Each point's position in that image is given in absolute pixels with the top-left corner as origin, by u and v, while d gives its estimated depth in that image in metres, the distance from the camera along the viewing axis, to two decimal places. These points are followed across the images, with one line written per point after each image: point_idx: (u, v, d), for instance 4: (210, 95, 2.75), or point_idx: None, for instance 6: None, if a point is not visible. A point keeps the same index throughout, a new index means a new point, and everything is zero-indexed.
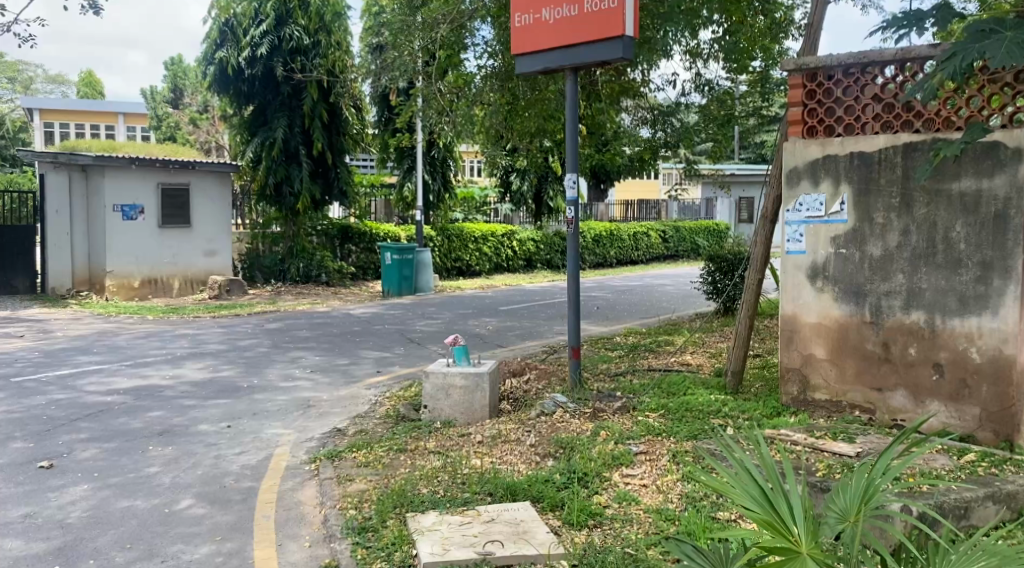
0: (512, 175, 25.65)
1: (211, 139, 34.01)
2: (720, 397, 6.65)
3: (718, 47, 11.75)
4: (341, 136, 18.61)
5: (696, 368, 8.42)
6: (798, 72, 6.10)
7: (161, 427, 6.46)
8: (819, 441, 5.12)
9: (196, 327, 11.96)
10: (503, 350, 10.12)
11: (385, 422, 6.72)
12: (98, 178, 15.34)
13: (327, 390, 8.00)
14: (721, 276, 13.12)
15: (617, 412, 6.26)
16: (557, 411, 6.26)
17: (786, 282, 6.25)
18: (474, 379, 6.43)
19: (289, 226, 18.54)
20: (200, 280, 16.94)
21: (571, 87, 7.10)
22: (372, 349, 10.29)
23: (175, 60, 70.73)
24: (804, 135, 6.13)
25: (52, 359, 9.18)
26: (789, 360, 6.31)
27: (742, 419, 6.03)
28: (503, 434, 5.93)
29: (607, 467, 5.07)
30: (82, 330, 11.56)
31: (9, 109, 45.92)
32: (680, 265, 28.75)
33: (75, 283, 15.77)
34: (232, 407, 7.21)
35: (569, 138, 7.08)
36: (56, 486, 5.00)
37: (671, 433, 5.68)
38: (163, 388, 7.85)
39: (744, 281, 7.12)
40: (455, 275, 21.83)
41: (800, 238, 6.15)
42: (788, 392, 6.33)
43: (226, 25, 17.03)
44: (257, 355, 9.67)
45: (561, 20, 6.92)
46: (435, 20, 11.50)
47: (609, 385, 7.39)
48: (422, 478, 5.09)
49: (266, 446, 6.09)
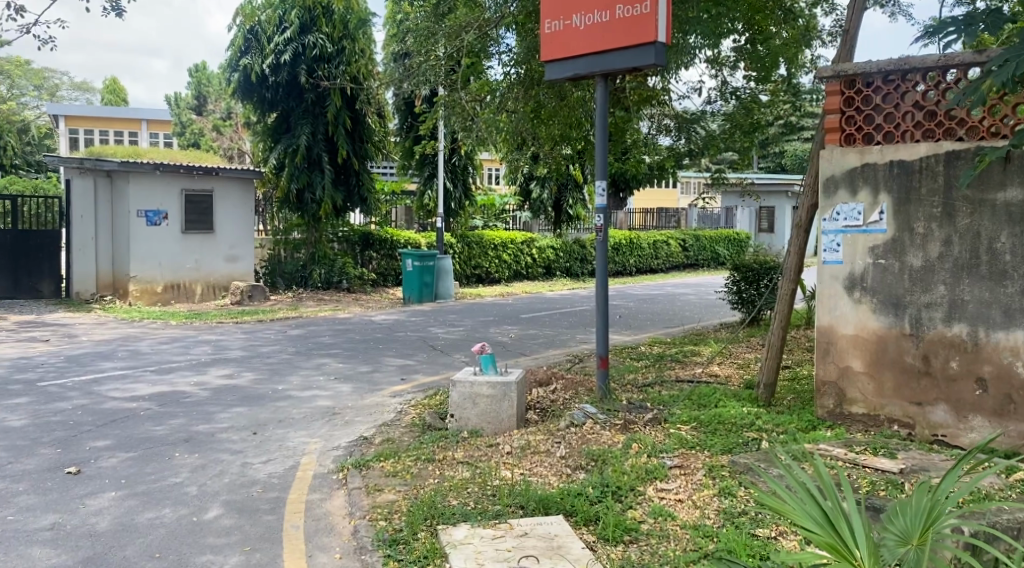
0: (533, 183, 25.53)
1: (234, 145, 34.24)
2: (752, 410, 6.51)
3: (743, 54, 11.65)
4: (364, 143, 18.67)
5: (725, 380, 8.27)
6: (836, 79, 5.96)
7: (185, 434, 6.43)
8: (860, 456, 4.97)
9: (218, 333, 11.95)
10: (526, 359, 10.03)
11: (410, 431, 6.64)
12: (123, 183, 15.44)
13: (352, 398, 7.93)
14: (746, 286, 12.94)
15: (649, 424, 6.14)
16: (587, 422, 6.13)
17: (822, 292, 6.08)
18: (502, 389, 6.34)
19: (311, 233, 18.61)
20: (223, 285, 17.01)
21: (603, 93, 7.01)
22: (395, 357, 10.23)
23: (197, 68, 71.37)
24: (841, 143, 5.98)
25: (76, 364, 9.20)
26: (824, 374, 6.13)
27: (776, 433, 5.89)
28: (532, 445, 5.83)
29: (641, 481, 4.96)
30: (106, 334, 11.61)
31: (35, 116, 46.61)
32: (700, 273, 28.55)
33: (99, 287, 15.87)
34: (256, 414, 7.17)
35: (600, 146, 6.97)
36: (83, 494, 4.97)
37: (705, 446, 5.56)
38: (186, 394, 7.83)
39: (777, 292, 6.98)
40: (475, 283, 21.80)
41: (836, 247, 5.99)
42: (823, 405, 6.16)
43: (251, 32, 17.10)
44: (280, 361, 9.64)
45: (592, 26, 6.85)
46: (460, 27, 11.50)
47: (637, 396, 7.27)
48: (451, 489, 5.01)
49: (292, 454, 6.04)
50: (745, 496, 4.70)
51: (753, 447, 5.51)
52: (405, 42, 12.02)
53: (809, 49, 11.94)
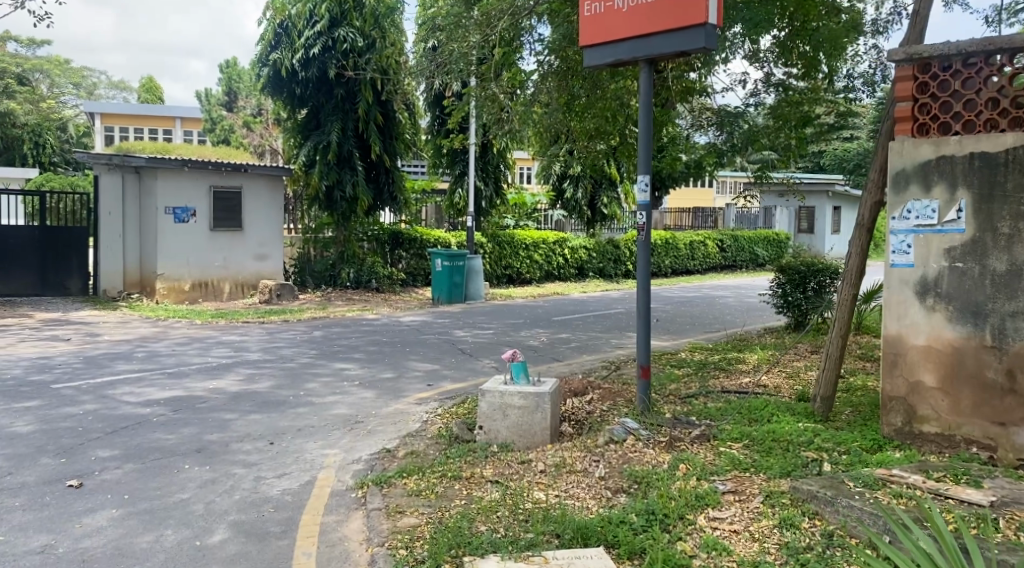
0: (566, 182, 25.05)
1: (265, 143, 34.17)
2: (810, 426, 5.96)
3: (780, 48, 11.15)
4: (394, 139, 18.33)
5: (774, 391, 7.71)
6: (908, 62, 5.34)
7: (197, 445, 6.13)
8: (941, 485, 4.37)
9: (240, 334, 11.65)
10: (559, 365, 9.54)
11: (436, 442, 6.20)
12: (151, 179, 15.25)
13: (374, 405, 7.51)
14: (792, 289, 12.31)
15: (696, 441, 5.63)
16: (628, 438, 5.59)
17: (890, 299, 5.48)
18: (535, 400, 5.88)
19: (340, 231, 18.28)
20: (251, 283, 16.78)
21: (647, 80, 6.49)
22: (422, 361, 9.83)
23: (229, 64, 71.72)
24: (913, 134, 5.37)
25: (91, 365, 8.95)
26: (892, 388, 5.53)
27: (838, 453, 5.34)
28: (567, 462, 5.35)
29: (691, 509, 4.46)
30: (126, 334, 11.38)
31: (72, 113, 47.28)
32: (738, 275, 27.75)
33: (126, 285, 15.73)
34: (274, 422, 6.82)
35: (643, 137, 6.45)
36: (81, 515, 4.68)
37: (760, 468, 5.05)
38: (201, 399, 7.53)
39: (837, 297, 6.39)
40: (506, 283, 21.37)
41: (907, 248, 5.38)
42: (890, 423, 5.55)
43: (281, 27, 16.96)
44: (301, 365, 9.30)
45: (635, 7, 6.35)
46: (491, 16, 11.16)
47: (681, 408, 6.76)
48: (480, 513, 4.55)
49: (309, 468, 5.66)
50: (810, 529, 4.17)
51: (815, 470, 4.99)
52: (434, 33, 11.72)
53: (857, 41, 11.20)
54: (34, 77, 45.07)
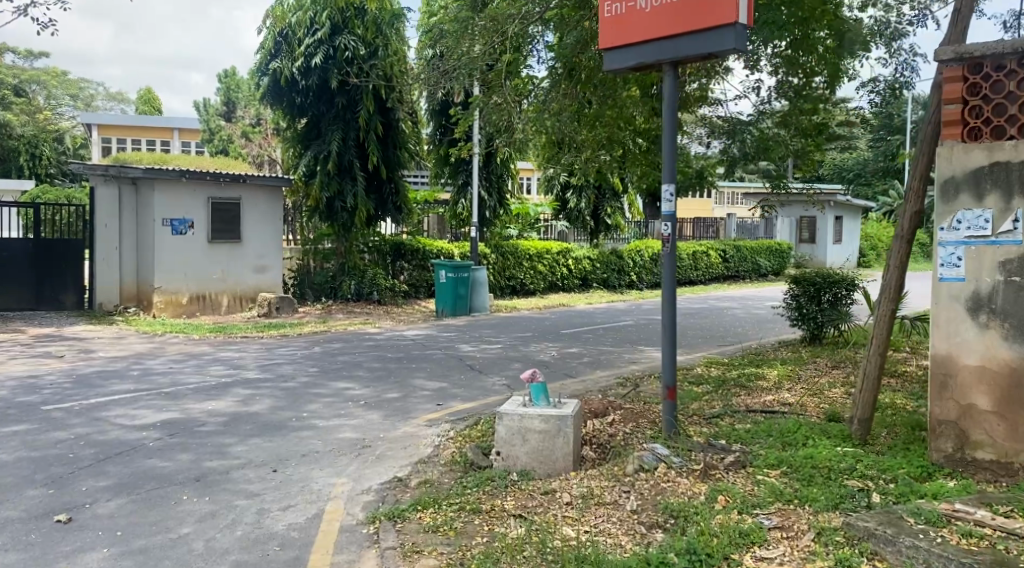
0: (569, 193, 25.03)
1: (263, 153, 33.84)
2: (850, 451, 5.59)
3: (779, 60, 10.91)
4: (397, 149, 18.04)
5: (802, 411, 7.32)
6: (958, 62, 4.99)
7: (195, 474, 5.76)
8: (1014, 523, 3.99)
9: (237, 350, 11.28)
10: (572, 382, 9.15)
11: (451, 470, 5.82)
12: (147, 191, 14.88)
13: (382, 428, 7.12)
14: (806, 301, 11.93)
15: (731, 468, 5.25)
16: (659, 466, 5.19)
17: (938, 314, 5.11)
18: (556, 424, 5.52)
19: (341, 243, 17.94)
20: (250, 296, 16.40)
21: (672, 84, 6.12)
22: (428, 378, 9.43)
23: (227, 73, 71.66)
24: (963, 139, 5.01)
25: (83, 385, 8.58)
26: (941, 412, 5.13)
27: (885, 482, 4.95)
28: (594, 494, 4.96)
29: (736, 548, 4.07)
30: (120, 350, 11.01)
31: (69, 125, 47.08)
32: (744, 286, 27.38)
33: (122, 298, 15.35)
34: (277, 447, 6.45)
35: (668, 144, 6.04)
36: (69, 554, 4.32)
37: (805, 499, 4.67)
38: (199, 422, 7.16)
39: (875, 313, 6.01)
40: (509, 294, 21.00)
41: (957, 262, 5.00)
42: (940, 448, 5.16)
43: (281, 35, 16.62)
44: (302, 383, 8.92)
45: (659, 7, 6.00)
46: (498, 22, 10.87)
47: (708, 431, 6.38)
48: (504, 553, 4.15)
49: (316, 499, 5.27)
50: None
51: (864, 502, 4.62)
52: (439, 40, 11.44)
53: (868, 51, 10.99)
54: (30, 88, 44.88)
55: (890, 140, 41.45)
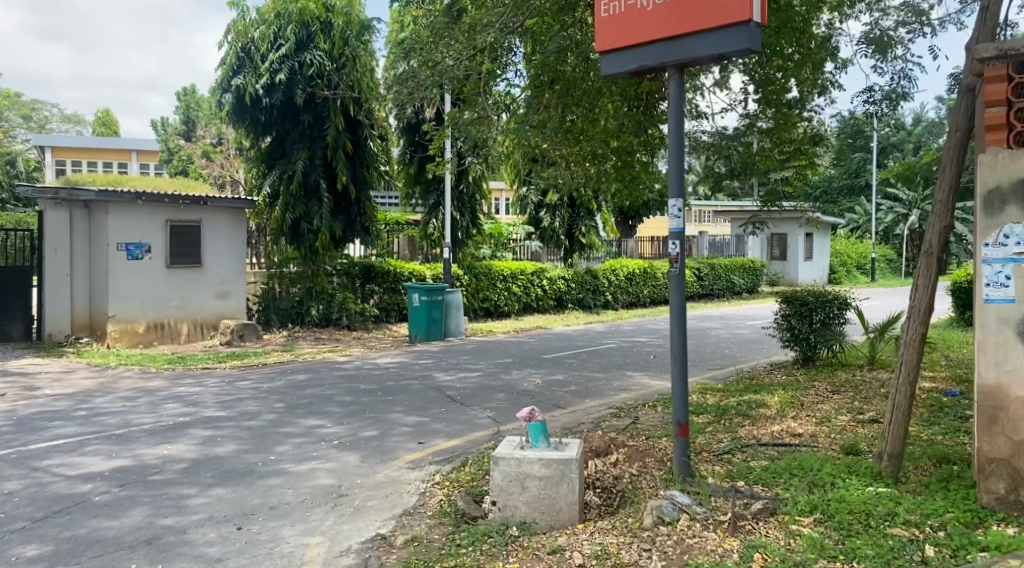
0: (542, 212, 24.33)
1: (226, 174, 32.82)
2: (885, 492, 5.03)
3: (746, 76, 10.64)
4: (365, 168, 17.34)
5: (815, 443, 6.76)
6: (1001, 60, 4.51)
7: (147, 535, 4.99)
8: None
9: (197, 384, 10.42)
10: (563, 414, 8.51)
11: (440, 524, 5.14)
12: (101, 214, 13.97)
13: (360, 472, 6.40)
14: (798, 321, 11.43)
15: (760, 517, 4.65)
16: (680, 517, 4.57)
17: (984, 340, 4.59)
18: (559, 468, 4.88)
19: (308, 266, 17.10)
20: (211, 323, 15.53)
21: (677, 88, 5.57)
22: (407, 413, 8.71)
23: (187, 92, 70.36)
24: (1009, 144, 4.53)
25: (21, 429, 7.69)
26: (991, 449, 4.61)
27: (934, 530, 4.39)
28: (609, 553, 4.32)
29: None
30: (66, 387, 10.08)
31: (23, 149, 45.45)
32: (720, 305, 26.99)
33: (74, 328, 14.36)
34: (243, 499, 5.70)
35: (674, 154, 5.45)
36: None
37: (852, 555, 4.08)
38: (153, 470, 6.37)
39: (905, 337, 5.50)
40: (483, 317, 20.36)
41: (1005, 282, 4.50)
42: (991, 490, 4.61)
43: (244, 50, 15.69)
44: (269, 422, 8.15)
45: (662, 4, 5.47)
46: (475, 29, 10.25)
47: (722, 471, 5.76)
48: None
49: (287, 565, 4.55)
50: None
51: (916, 556, 4.06)
52: (410, 52, 10.87)
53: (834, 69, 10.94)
54: None
55: (855, 158, 41.82)
